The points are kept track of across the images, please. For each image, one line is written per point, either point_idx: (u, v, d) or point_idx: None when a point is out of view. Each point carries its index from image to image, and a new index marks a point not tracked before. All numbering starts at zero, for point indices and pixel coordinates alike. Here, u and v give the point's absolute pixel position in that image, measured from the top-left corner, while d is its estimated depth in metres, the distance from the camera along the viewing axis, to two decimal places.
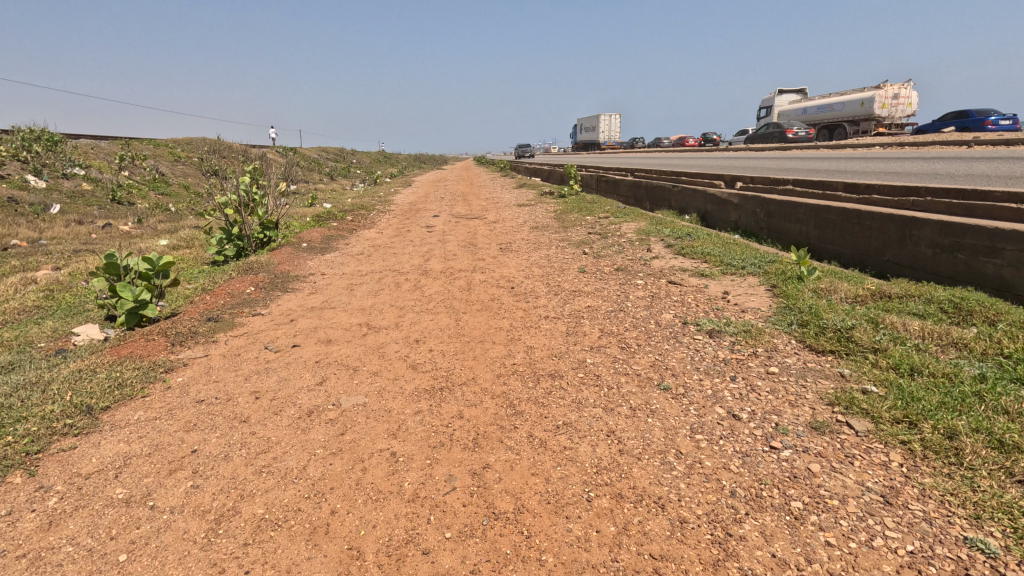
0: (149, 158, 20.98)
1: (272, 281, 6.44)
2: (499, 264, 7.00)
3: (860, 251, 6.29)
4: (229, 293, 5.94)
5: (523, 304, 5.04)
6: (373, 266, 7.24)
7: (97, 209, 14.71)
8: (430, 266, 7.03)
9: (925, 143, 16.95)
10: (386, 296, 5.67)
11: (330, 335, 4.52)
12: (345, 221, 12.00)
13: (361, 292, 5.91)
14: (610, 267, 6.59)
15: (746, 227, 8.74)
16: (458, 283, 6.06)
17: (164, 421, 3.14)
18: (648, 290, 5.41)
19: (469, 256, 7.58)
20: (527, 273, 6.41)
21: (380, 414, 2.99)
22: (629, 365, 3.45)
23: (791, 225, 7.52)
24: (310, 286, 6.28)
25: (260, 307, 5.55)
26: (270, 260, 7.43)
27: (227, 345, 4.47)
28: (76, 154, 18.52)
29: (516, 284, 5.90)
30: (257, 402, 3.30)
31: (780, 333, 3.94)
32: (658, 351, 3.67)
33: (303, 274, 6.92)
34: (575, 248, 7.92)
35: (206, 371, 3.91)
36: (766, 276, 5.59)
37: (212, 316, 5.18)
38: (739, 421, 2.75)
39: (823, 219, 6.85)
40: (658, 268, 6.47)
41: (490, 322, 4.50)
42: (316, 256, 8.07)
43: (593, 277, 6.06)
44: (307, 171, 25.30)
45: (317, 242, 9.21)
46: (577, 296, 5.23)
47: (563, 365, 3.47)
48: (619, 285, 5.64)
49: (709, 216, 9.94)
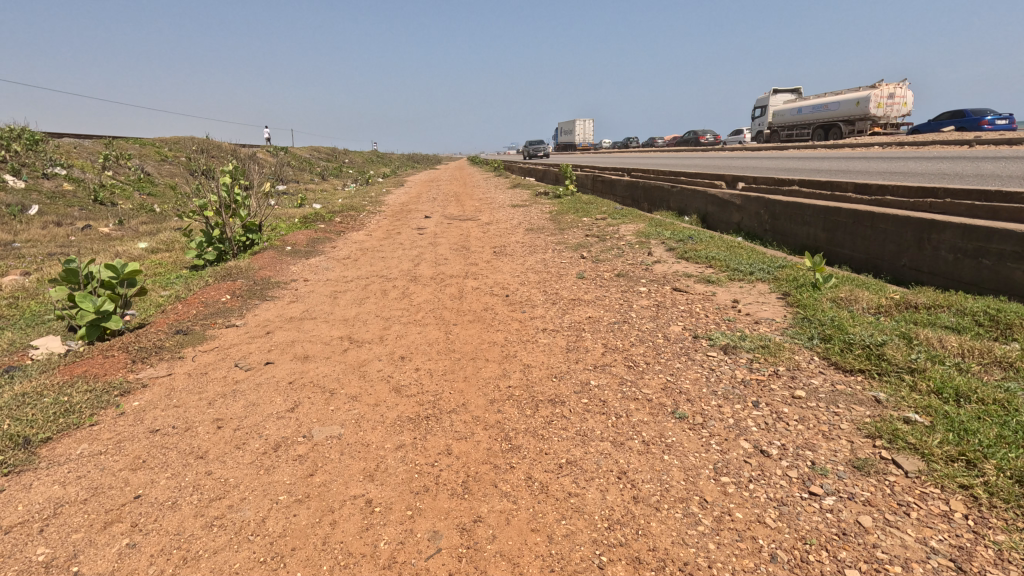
0: (135, 158, 20.47)
1: (251, 288, 6.04)
2: (493, 269, 6.63)
3: (872, 256, 5.97)
4: (204, 301, 5.54)
5: (519, 315, 4.67)
6: (359, 271, 6.85)
7: (78, 210, 14.22)
8: (420, 271, 6.63)
9: (925, 142, 16.71)
10: (371, 305, 5.28)
11: (308, 351, 4.14)
12: (333, 223, 11.59)
13: (345, 301, 5.51)
14: (611, 272, 6.23)
15: (749, 229, 8.42)
16: (449, 290, 5.67)
17: (110, 457, 2.75)
18: (652, 298, 5.05)
19: (461, 259, 7.21)
20: (522, 279, 6.05)
21: (355, 450, 2.61)
22: (639, 388, 3.08)
23: (798, 227, 7.21)
24: (290, 294, 5.88)
25: (236, 317, 5.15)
26: (250, 265, 7.02)
27: (194, 361, 4.08)
28: (58, 153, 18.00)
29: (511, 291, 5.53)
30: (219, 432, 2.92)
31: (801, 349, 3.59)
32: (669, 371, 3.31)
33: (285, 280, 6.52)
34: (573, 252, 7.56)
35: (167, 394, 3.51)
36: (777, 283, 5.25)
37: (182, 328, 4.78)
38: (768, 458, 2.38)
39: (833, 222, 6.53)
40: (661, 274, 6.12)
41: (483, 336, 4.12)
42: (300, 260, 7.68)
43: (593, 283, 5.70)
44: (297, 171, 24.83)
45: (302, 245, 8.82)
46: (576, 305, 4.87)
47: (564, 388, 3.10)
48: (620, 293, 5.29)
49: (709, 217, 9.61)
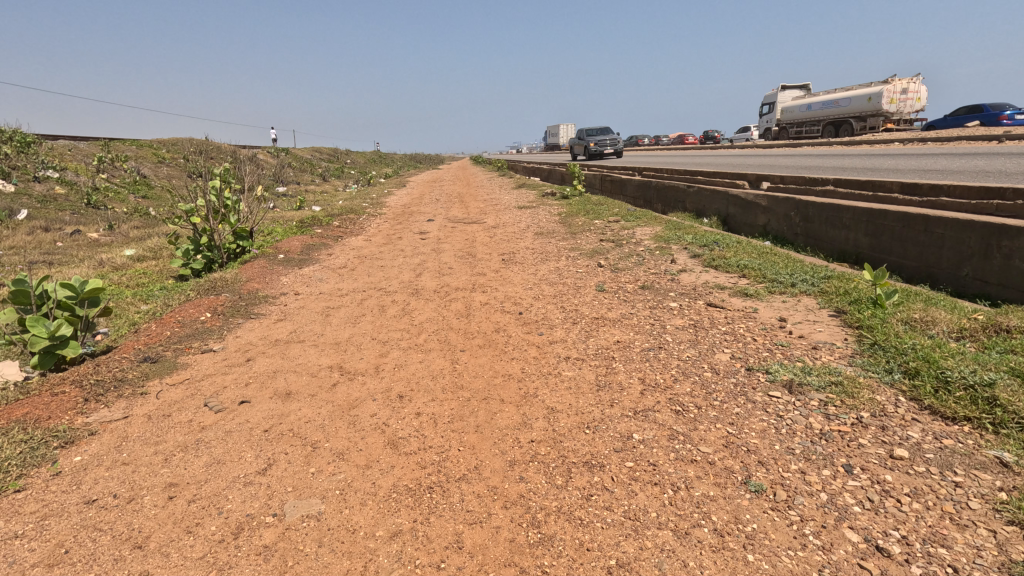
0: (131, 159, 19.94)
1: (235, 304, 5.43)
2: (503, 280, 6.00)
3: (927, 264, 5.36)
4: (181, 320, 4.94)
5: (536, 338, 4.05)
6: (356, 282, 6.25)
7: (69, 214, 13.69)
8: (422, 284, 6.01)
9: (949, 137, 15.93)
10: (367, 326, 4.66)
11: (290, 385, 3.53)
12: (330, 227, 11.01)
13: (338, 320, 4.90)
14: (634, 284, 5.61)
15: (778, 232, 7.81)
16: (454, 307, 5.05)
17: (24, 543, 2.14)
18: (686, 317, 4.44)
19: (466, 269, 6.61)
20: (536, 292, 5.42)
21: (337, 539, 2.01)
22: (695, 445, 2.47)
23: (836, 231, 6.60)
24: (278, 311, 5.29)
25: (214, 339, 4.54)
26: (238, 276, 6.43)
27: (157, 398, 3.48)
28: (51, 155, 17.43)
29: (524, 307, 4.92)
30: (169, 507, 2.31)
31: (883, 387, 2.97)
32: (728, 419, 2.70)
33: (274, 293, 5.94)
34: (588, 259, 6.94)
35: (117, 445, 2.91)
36: (827, 299, 4.64)
37: (150, 355, 4.17)
38: (891, 562, 1.77)
39: (879, 225, 5.92)
40: (690, 286, 5.49)
41: (496, 367, 3.51)
42: (292, 269, 7.09)
43: (615, 298, 5.09)
44: (298, 172, 24.20)
45: (296, 252, 8.23)
46: (602, 326, 4.25)
47: (601, 445, 2.49)
48: (649, 310, 4.66)
49: (731, 219, 9.00)
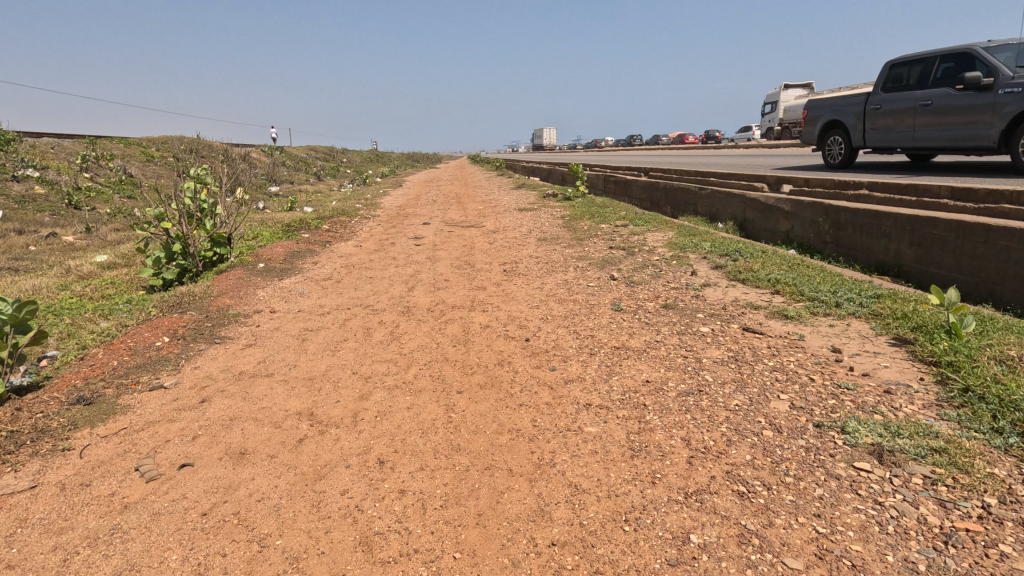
0: (118, 158, 19.19)
1: (200, 325, 4.75)
2: (506, 296, 5.33)
3: (988, 280, 4.72)
4: (132, 346, 4.24)
5: (548, 375, 3.39)
6: (340, 298, 5.58)
7: (47, 216, 12.98)
8: (414, 300, 5.33)
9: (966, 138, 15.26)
10: (348, 355, 4.00)
11: (246, 441, 2.86)
12: (319, 232, 10.33)
13: (314, 347, 4.22)
14: (655, 303, 4.94)
15: (804, 240, 7.17)
16: (450, 331, 4.38)
17: None
18: (724, 347, 3.76)
19: (464, 282, 5.94)
20: (544, 312, 4.75)
21: None
22: (776, 555, 1.81)
23: (874, 240, 5.97)
24: (249, 333, 4.63)
25: (167, 372, 3.86)
26: (208, 290, 5.74)
27: (81, 457, 2.81)
28: (31, 153, 16.67)
29: (532, 331, 4.26)
30: None
31: (1000, 457, 2.30)
32: (813, 508, 2.03)
33: (247, 311, 5.26)
34: (598, 271, 6.28)
35: (9, 535, 2.23)
36: (885, 326, 3.98)
37: (88, 394, 3.49)
38: None
39: (929, 235, 5.27)
40: (720, 306, 4.82)
41: (501, 418, 2.86)
42: (271, 282, 6.42)
43: (635, 320, 4.42)
44: (291, 171, 23.45)
45: (277, 260, 7.55)
46: (625, 360, 3.58)
47: (648, 554, 1.84)
48: (678, 338, 3.99)
49: (750, 224, 8.36)
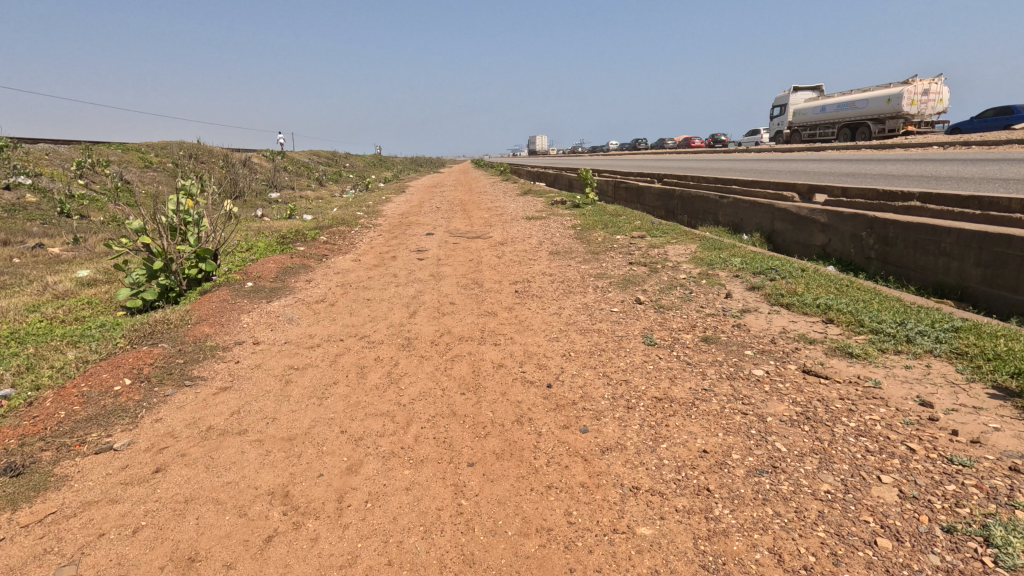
0: (114, 163, 18.64)
1: (170, 362, 4.14)
2: (520, 325, 4.70)
3: None
4: (86, 391, 3.62)
5: (579, 440, 2.76)
6: (333, 325, 4.98)
7: (36, 225, 12.42)
8: (415, 330, 4.71)
9: (992, 142, 14.59)
10: (337, 404, 3.38)
11: (199, 538, 2.24)
12: (316, 244, 9.74)
13: (297, 392, 3.60)
14: (692, 335, 4.29)
15: (843, 256, 6.54)
16: (456, 372, 3.74)
17: None
18: (788, 399, 3.13)
19: (472, 306, 5.32)
20: (565, 346, 4.11)
21: None
22: None
23: (930, 259, 5.33)
24: (225, 373, 4.01)
25: (122, 428, 3.24)
26: (186, 316, 5.14)
27: None
28: (25, 160, 16.16)
29: (552, 373, 3.62)
30: None
31: None
32: None
33: (226, 342, 4.65)
34: (621, 292, 5.63)
35: None
36: (978, 370, 3.33)
37: (18, 460, 2.87)
38: None
39: (1000, 255, 4.64)
40: (769, 339, 4.17)
41: (526, 513, 2.24)
42: (257, 304, 5.82)
43: (673, 359, 3.78)
44: (292, 176, 22.91)
45: (267, 278, 6.95)
46: (671, 418, 2.94)
47: None
48: (729, 385, 3.34)
49: (779, 237, 7.73)
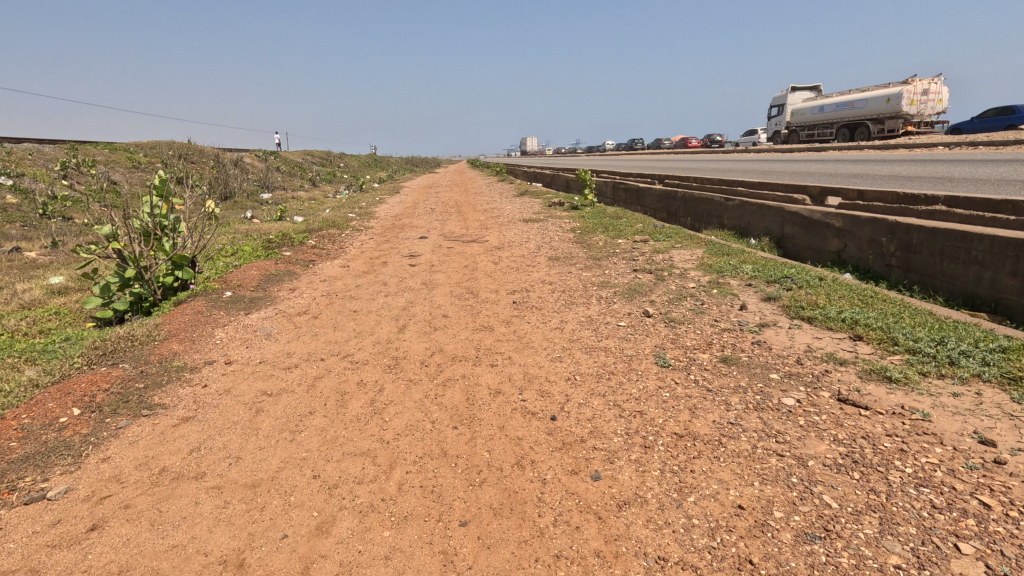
0: (100, 163, 18.14)
1: (128, 388, 3.69)
2: (520, 342, 4.29)
3: None
4: (27, 424, 3.18)
5: (591, 492, 2.35)
6: (314, 341, 4.55)
7: (14, 228, 11.91)
8: (404, 347, 4.29)
9: (999, 142, 14.25)
10: (310, 440, 2.96)
11: None
12: (304, 248, 9.31)
13: (268, 425, 3.17)
14: (709, 354, 3.88)
15: (861, 263, 6.15)
16: (448, 400, 3.33)
17: None
18: (828, 437, 2.72)
19: (465, 320, 4.90)
20: (569, 369, 3.70)
21: None
22: None
23: (960, 268, 4.94)
24: (189, 399, 3.57)
25: (62, 470, 2.80)
26: (154, 332, 4.69)
27: None
28: (7, 160, 15.64)
29: (556, 402, 3.20)
30: None
31: None
32: None
33: (194, 362, 4.22)
34: (627, 304, 5.22)
35: None
36: None
37: None
38: None
39: None
40: (795, 360, 3.76)
41: None
42: (234, 317, 5.38)
43: (691, 385, 3.37)
44: (284, 177, 22.42)
45: (248, 287, 6.51)
46: (696, 461, 2.53)
47: None
48: (758, 418, 2.94)
49: (790, 241, 7.34)
